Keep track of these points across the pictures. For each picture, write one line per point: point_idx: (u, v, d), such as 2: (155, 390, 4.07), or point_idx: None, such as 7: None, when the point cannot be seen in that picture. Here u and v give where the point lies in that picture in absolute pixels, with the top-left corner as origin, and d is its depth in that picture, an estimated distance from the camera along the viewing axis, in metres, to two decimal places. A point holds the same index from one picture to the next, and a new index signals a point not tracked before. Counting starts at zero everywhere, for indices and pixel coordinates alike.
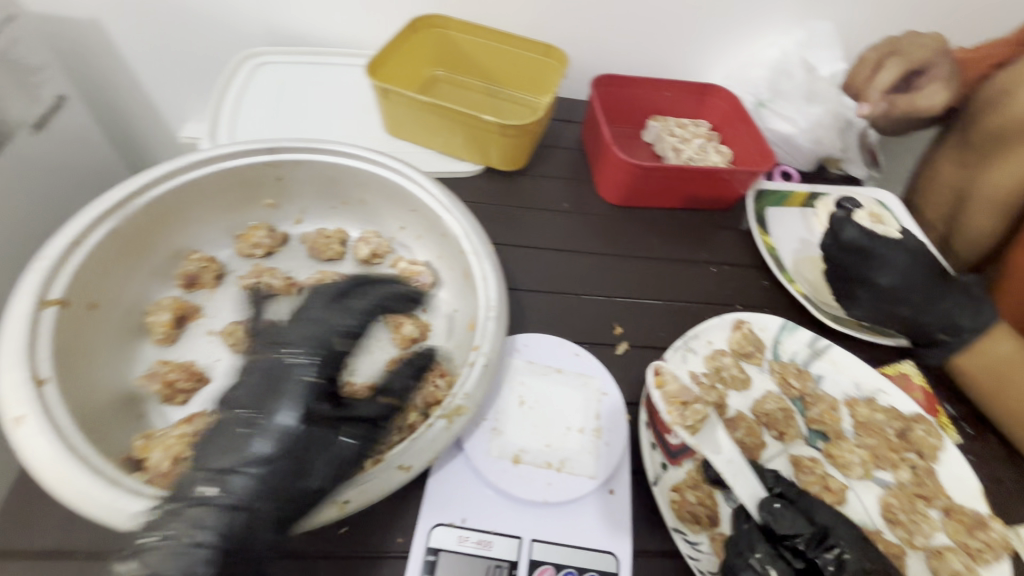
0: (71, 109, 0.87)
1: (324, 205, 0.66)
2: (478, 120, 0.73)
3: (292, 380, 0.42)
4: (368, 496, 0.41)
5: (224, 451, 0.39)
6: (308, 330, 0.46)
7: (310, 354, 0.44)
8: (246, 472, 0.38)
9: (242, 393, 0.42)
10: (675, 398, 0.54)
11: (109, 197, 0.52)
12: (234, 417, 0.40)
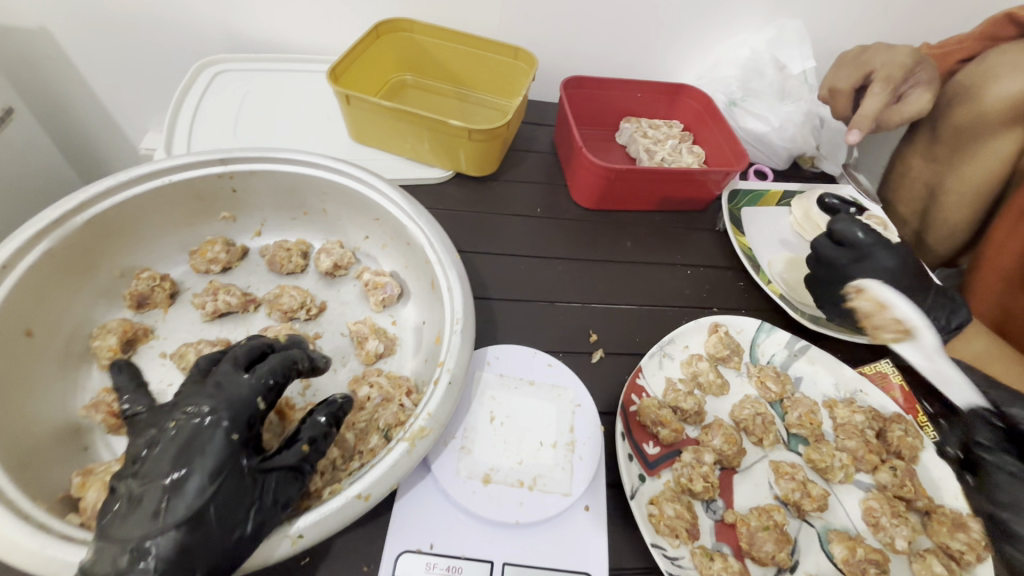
0: (20, 122, 0.83)
1: (284, 216, 0.63)
2: (445, 125, 0.71)
3: (196, 444, 0.38)
4: (331, 528, 0.38)
5: (146, 513, 0.35)
6: (217, 385, 0.42)
7: (216, 414, 0.39)
8: (179, 531, 0.34)
9: (144, 459, 0.38)
10: (716, 355, 0.64)
11: (45, 216, 0.49)
12: (136, 487, 0.36)
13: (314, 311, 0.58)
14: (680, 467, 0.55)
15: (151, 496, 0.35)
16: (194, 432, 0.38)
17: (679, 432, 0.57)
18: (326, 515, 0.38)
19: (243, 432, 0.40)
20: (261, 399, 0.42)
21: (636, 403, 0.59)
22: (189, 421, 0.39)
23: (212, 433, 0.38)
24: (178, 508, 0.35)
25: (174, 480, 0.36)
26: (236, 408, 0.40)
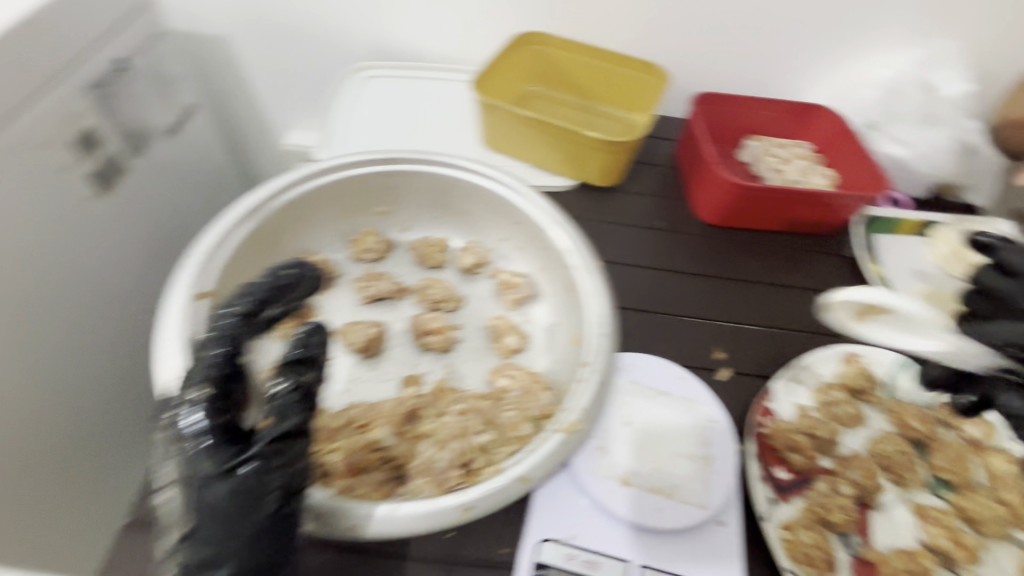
0: (198, 117, 0.95)
1: (430, 214, 0.69)
2: (580, 135, 0.74)
3: (180, 446, 0.36)
4: (405, 527, 0.40)
5: (178, 506, 0.37)
6: (184, 374, 0.38)
7: (178, 412, 0.36)
8: (198, 529, 0.36)
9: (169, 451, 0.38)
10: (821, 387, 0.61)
11: (250, 200, 0.56)
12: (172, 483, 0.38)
13: (457, 303, 0.62)
14: (814, 496, 0.53)
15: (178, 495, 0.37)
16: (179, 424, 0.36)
17: (813, 459, 0.55)
18: (397, 517, 0.40)
19: (218, 417, 0.36)
20: (207, 387, 0.36)
21: (766, 425, 0.58)
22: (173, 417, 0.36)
23: (181, 432, 0.36)
24: (201, 507, 0.35)
25: (189, 479, 0.36)
26: (198, 397, 0.36)
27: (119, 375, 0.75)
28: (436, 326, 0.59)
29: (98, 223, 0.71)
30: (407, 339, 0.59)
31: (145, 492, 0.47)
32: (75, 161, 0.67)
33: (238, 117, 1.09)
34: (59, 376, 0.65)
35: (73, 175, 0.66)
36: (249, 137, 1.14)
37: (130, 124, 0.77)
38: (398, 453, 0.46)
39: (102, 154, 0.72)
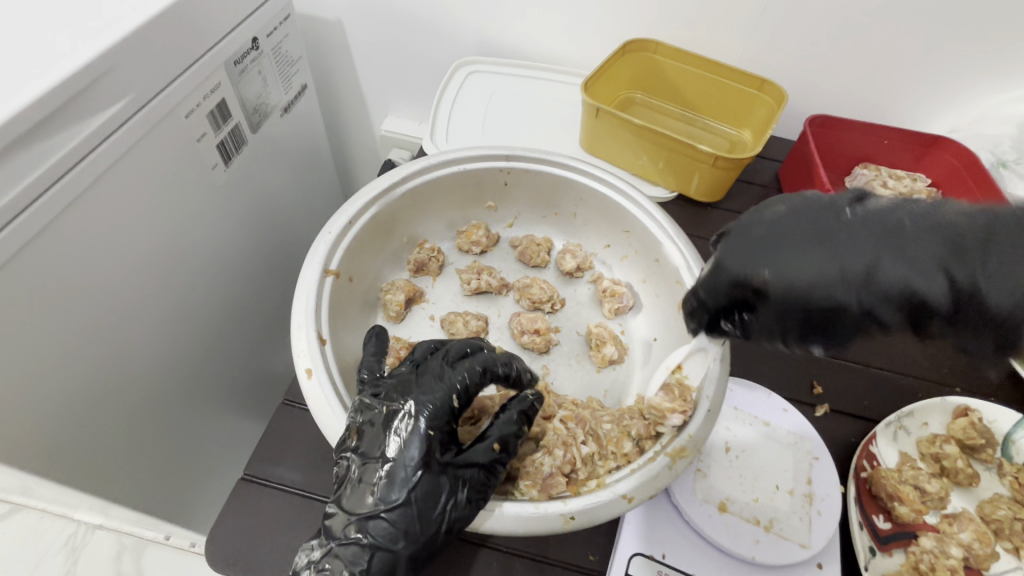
0: (307, 97, 0.99)
1: (536, 214, 0.69)
2: (688, 148, 0.72)
3: (413, 435, 0.41)
4: (512, 526, 0.41)
5: (381, 479, 0.39)
6: (429, 376, 0.44)
7: (422, 409, 0.42)
8: (399, 504, 0.39)
9: (371, 434, 0.41)
10: (930, 448, 0.57)
11: (378, 184, 0.58)
12: (362, 465, 0.40)
13: (557, 305, 0.62)
14: (919, 551, 0.50)
15: (380, 479, 0.39)
16: (415, 410, 0.42)
17: (920, 513, 0.52)
18: (502, 517, 0.41)
19: (442, 423, 0.42)
20: (455, 395, 0.44)
21: (867, 469, 0.55)
22: (404, 407, 0.42)
23: (416, 424, 0.41)
24: (406, 486, 0.39)
25: (409, 460, 0.40)
26: (443, 401, 0.43)
27: (215, 332, 0.81)
28: (539, 327, 0.59)
29: (221, 191, 0.77)
30: (508, 334, 0.60)
31: (260, 448, 0.50)
32: (210, 132, 0.72)
33: (342, 100, 1.14)
34: (172, 327, 0.71)
35: (207, 144, 0.72)
36: (350, 120, 1.18)
37: (252, 100, 0.81)
38: None
39: (230, 127, 0.77)
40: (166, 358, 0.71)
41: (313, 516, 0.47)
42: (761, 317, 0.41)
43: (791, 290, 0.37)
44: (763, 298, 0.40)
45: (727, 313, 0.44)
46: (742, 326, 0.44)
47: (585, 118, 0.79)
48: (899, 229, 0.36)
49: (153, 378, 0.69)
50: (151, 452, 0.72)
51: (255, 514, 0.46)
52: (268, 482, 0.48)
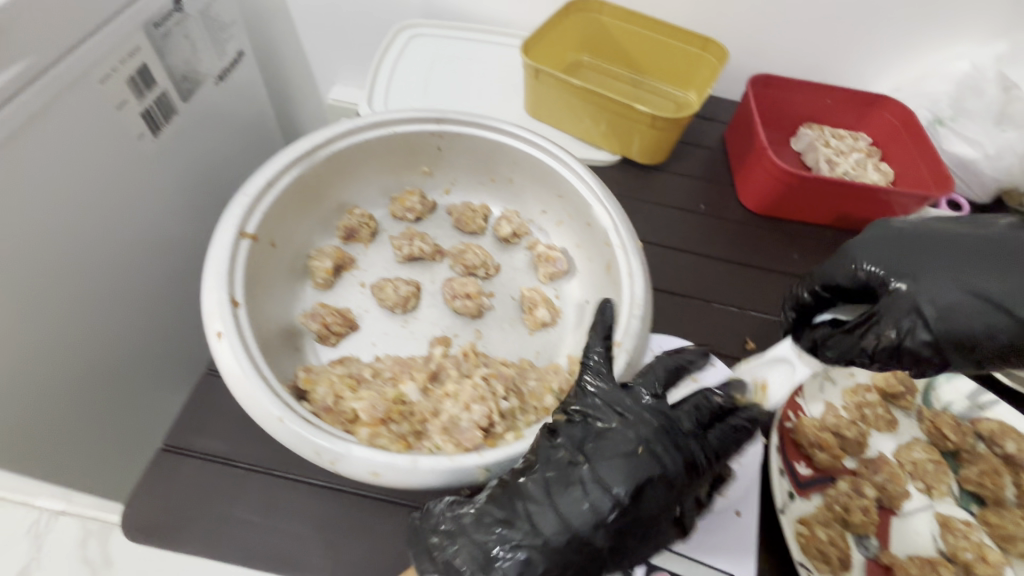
0: (245, 64, 0.95)
1: (472, 180, 0.68)
2: (628, 108, 0.71)
3: (619, 504, 0.38)
4: (425, 481, 0.40)
5: (506, 522, 0.38)
6: (609, 410, 0.42)
7: (642, 481, 0.39)
8: (543, 546, 0.37)
9: (556, 500, 0.38)
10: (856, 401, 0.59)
11: (300, 145, 0.56)
12: (547, 532, 0.37)
13: (491, 270, 0.62)
14: (835, 494, 0.52)
15: (565, 547, 0.37)
16: (621, 476, 0.39)
17: (838, 458, 0.55)
18: (416, 471, 0.39)
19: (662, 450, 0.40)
20: (649, 419, 0.42)
21: (791, 420, 0.57)
22: (607, 476, 0.39)
23: (638, 459, 0.39)
24: (545, 531, 0.37)
25: (585, 500, 0.38)
26: (657, 469, 0.39)
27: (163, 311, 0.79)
28: (470, 291, 0.58)
29: (153, 162, 0.74)
30: (441, 300, 0.60)
31: (181, 420, 0.50)
32: (132, 99, 0.68)
33: (285, 69, 1.10)
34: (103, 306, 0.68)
35: (130, 113, 0.68)
36: (295, 89, 1.14)
37: (180, 67, 0.77)
38: (421, 409, 0.45)
39: (156, 94, 0.73)
40: (105, 337, 0.69)
41: (233, 485, 0.47)
42: (920, 307, 0.40)
43: (934, 327, 0.40)
44: (943, 294, 0.40)
45: (890, 318, 0.41)
46: (918, 335, 0.41)
47: (527, 80, 0.78)
48: (1000, 253, 0.41)
49: (95, 360, 0.67)
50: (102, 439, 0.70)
51: (175, 486, 0.46)
52: (189, 452, 0.48)
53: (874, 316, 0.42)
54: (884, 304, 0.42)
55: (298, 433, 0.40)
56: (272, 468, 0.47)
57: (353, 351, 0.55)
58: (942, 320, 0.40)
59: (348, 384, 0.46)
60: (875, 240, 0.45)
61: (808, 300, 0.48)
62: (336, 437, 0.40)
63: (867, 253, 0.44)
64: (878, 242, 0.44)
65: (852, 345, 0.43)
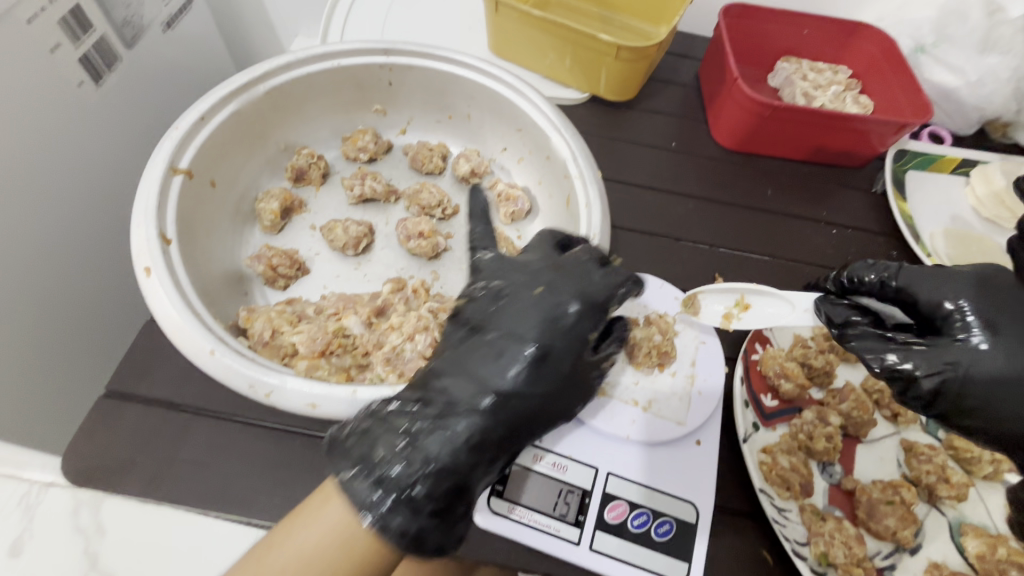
0: (197, 12, 0.88)
1: (428, 117, 0.65)
2: (593, 39, 0.67)
3: (526, 348, 0.41)
4: (363, 411, 0.39)
5: (427, 389, 0.39)
6: (504, 283, 0.45)
7: (540, 324, 0.42)
8: (464, 407, 0.38)
9: (468, 367, 0.40)
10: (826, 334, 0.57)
11: (236, 79, 0.53)
12: (473, 391, 0.39)
13: (448, 211, 0.59)
14: (799, 422, 0.51)
15: (491, 397, 0.39)
16: (515, 325, 0.42)
17: (804, 388, 0.53)
18: (356, 401, 0.39)
19: (552, 311, 0.43)
20: (540, 288, 0.44)
21: (759, 352, 0.55)
22: (518, 328, 0.42)
23: (532, 326, 0.42)
24: (462, 397, 0.39)
25: (488, 364, 0.40)
26: (552, 306, 0.43)
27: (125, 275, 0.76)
28: (424, 230, 0.56)
29: (93, 115, 0.68)
30: (395, 242, 0.57)
31: (124, 366, 0.48)
32: (67, 43, 0.63)
33: (243, 21, 1.03)
34: (54, 266, 0.65)
35: (65, 57, 0.63)
36: (255, 43, 1.08)
37: (121, 11, 0.71)
38: (364, 342, 0.46)
39: (95, 38, 0.67)
40: (55, 304, 0.66)
41: (178, 429, 0.45)
42: (968, 369, 0.37)
43: (971, 378, 0.37)
44: (1002, 372, 0.37)
45: (928, 358, 0.38)
46: (954, 380, 0.38)
47: (488, 14, 0.73)
48: None
49: (49, 326, 0.65)
50: (72, 404, 0.69)
51: (116, 431, 0.45)
52: (131, 397, 0.47)
53: (921, 346, 0.39)
54: (938, 344, 0.39)
55: (233, 367, 0.40)
56: (217, 410, 0.46)
57: (303, 293, 0.53)
58: (974, 391, 0.37)
59: (288, 319, 0.47)
60: (988, 288, 0.40)
61: (873, 283, 0.45)
62: (271, 370, 0.40)
63: (966, 292, 0.40)
64: (988, 292, 0.40)
65: (876, 347, 0.41)
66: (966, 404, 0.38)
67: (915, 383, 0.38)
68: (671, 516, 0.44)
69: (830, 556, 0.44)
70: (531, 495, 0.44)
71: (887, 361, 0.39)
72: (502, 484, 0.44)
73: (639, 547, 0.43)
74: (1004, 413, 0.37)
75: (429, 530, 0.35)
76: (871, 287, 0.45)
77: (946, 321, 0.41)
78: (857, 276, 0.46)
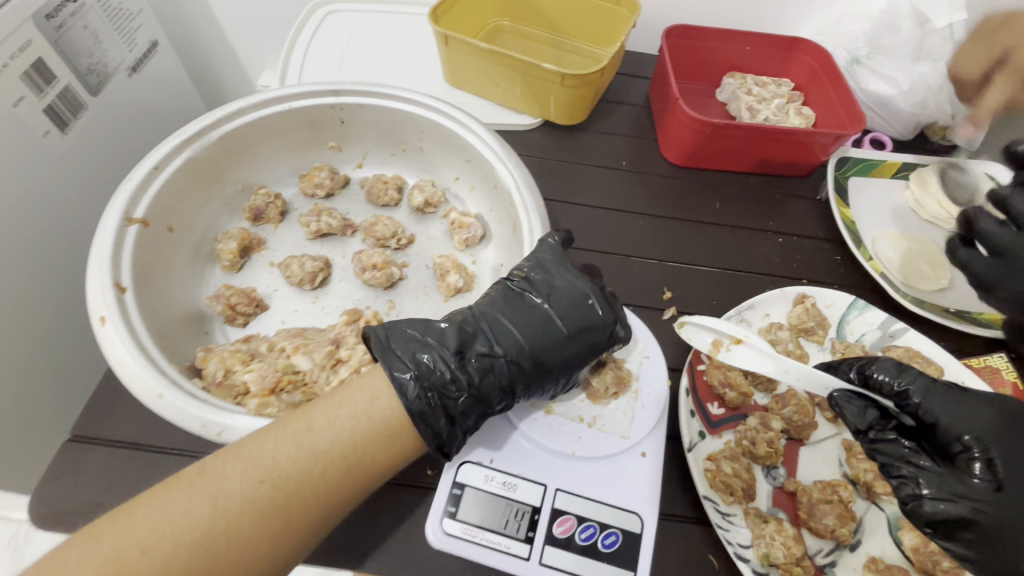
0: (162, 54, 0.90)
1: (383, 151, 0.68)
2: (537, 68, 0.70)
3: (523, 339, 0.48)
4: None
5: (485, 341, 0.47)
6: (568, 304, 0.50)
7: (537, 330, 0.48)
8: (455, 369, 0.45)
9: (493, 324, 0.48)
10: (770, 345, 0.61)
11: (189, 127, 0.56)
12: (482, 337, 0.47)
13: (403, 241, 0.62)
14: (744, 429, 0.53)
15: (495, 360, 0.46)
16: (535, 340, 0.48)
17: (747, 396, 0.55)
18: None
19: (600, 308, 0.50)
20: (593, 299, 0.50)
21: (704, 362, 0.57)
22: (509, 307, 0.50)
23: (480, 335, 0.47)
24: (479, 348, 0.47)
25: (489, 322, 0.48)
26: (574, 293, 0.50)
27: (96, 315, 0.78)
28: (377, 262, 0.58)
29: (57, 162, 0.70)
30: (352, 273, 0.60)
31: (89, 410, 0.50)
32: (31, 95, 0.65)
33: (211, 57, 1.05)
34: (24, 310, 0.67)
35: (29, 109, 0.65)
36: (223, 78, 1.10)
37: (85, 60, 0.73)
38: (314, 379, 0.48)
39: (57, 89, 0.69)
40: (27, 352, 0.67)
41: (142, 467, 0.47)
42: (980, 505, 0.42)
43: (984, 511, 0.42)
44: (1010, 514, 0.42)
45: (941, 487, 0.44)
46: (962, 505, 0.43)
47: (439, 47, 0.76)
48: None
49: (25, 369, 0.67)
50: (47, 444, 0.71)
51: (82, 473, 0.46)
52: (95, 439, 0.48)
53: (934, 469, 0.44)
54: (948, 472, 0.44)
55: (185, 409, 0.42)
56: (179, 447, 0.48)
57: (261, 329, 0.55)
58: (986, 526, 0.42)
59: (241, 358, 0.49)
60: (1000, 434, 0.45)
61: (890, 386, 0.48)
62: (219, 410, 0.42)
63: (982, 423, 0.45)
64: (1006, 427, 0.45)
65: (895, 462, 0.45)
66: (974, 535, 0.42)
67: (925, 501, 0.43)
68: (617, 528, 0.46)
69: (772, 557, 0.46)
70: (481, 513, 0.46)
71: (909, 484, 0.44)
72: (454, 505, 0.46)
73: (587, 559, 0.45)
74: (1006, 556, 0.42)
75: (452, 434, 0.43)
76: (889, 392, 0.48)
77: (962, 454, 0.45)
78: (871, 377, 0.49)
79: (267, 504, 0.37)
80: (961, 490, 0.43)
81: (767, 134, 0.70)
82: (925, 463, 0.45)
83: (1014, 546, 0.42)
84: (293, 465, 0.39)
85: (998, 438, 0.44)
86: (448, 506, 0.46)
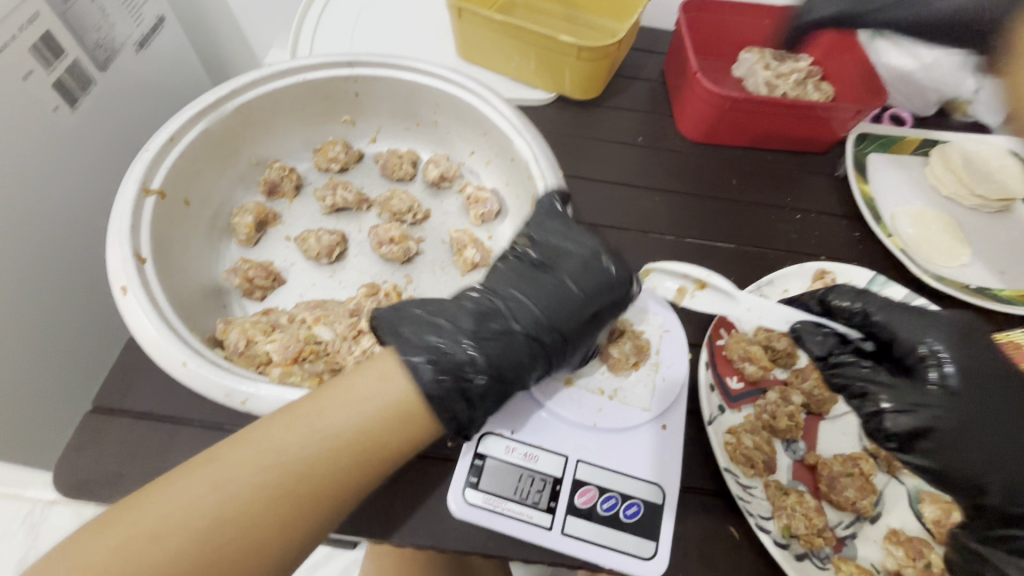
0: (168, 30, 0.89)
1: (397, 125, 0.67)
2: (553, 40, 0.68)
3: (539, 312, 0.47)
4: None
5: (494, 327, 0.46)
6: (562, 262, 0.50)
7: (550, 292, 0.48)
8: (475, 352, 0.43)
9: (510, 301, 0.48)
10: None
11: (204, 98, 0.55)
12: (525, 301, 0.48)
13: (419, 216, 0.61)
14: (764, 403, 0.53)
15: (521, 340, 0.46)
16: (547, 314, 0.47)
17: (767, 370, 0.55)
18: None
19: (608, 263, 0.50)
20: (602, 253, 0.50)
21: (723, 336, 0.56)
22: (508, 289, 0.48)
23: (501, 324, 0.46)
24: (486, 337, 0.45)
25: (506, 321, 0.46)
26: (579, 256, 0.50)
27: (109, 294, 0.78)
28: (395, 236, 0.57)
29: (67, 138, 0.69)
30: (368, 248, 0.59)
31: (109, 382, 0.50)
32: (39, 69, 0.64)
33: (216, 33, 1.04)
34: (39, 287, 0.67)
35: (38, 83, 0.64)
36: (230, 55, 1.09)
37: (93, 34, 0.72)
38: (336, 350, 0.48)
39: (67, 63, 0.68)
40: (43, 328, 0.67)
41: (163, 438, 0.47)
42: (938, 410, 0.42)
43: (940, 419, 0.42)
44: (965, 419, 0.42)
45: (899, 397, 0.44)
46: (920, 415, 0.43)
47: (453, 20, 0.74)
48: None
49: (40, 347, 0.67)
50: (70, 422, 0.72)
51: (104, 444, 0.46)
52: (116, 410, 0.48)
53: (889, 381, 0.46)
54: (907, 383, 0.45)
55: (211, 378, 0.42)
56: (199, 420, 0.48)
57: (279, 302, 0.55)
58: (942, 431, 0.42)
59: (262, 329, 0.49)
60: (959, 345, 0.45)
61: (851, 309, 0.51)
62: (243, 380, 0.43)
63: (943, 335, 0.46)
64: (959, 338, 0.46)
65: (855, 376, 0.48)
66: (936, 447, 0.42)
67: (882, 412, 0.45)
68: (638, 499, 0.46)
69: (792, 528, 0.46)
70: (503, 483, 0.46)
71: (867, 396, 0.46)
72: (476, 475, 0.47)
73: (609, 529, 0.45)
74: (967, 466, 0.42)
75: (471, 417, 0.43)
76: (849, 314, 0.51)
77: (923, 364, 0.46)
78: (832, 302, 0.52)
79: (277, 488, 0.37)
80: (915, 400, 0.44)
81: (789, 108, 0.69)
82: (883, 377, 0.46)
83: (972, 459, 0.42)
84: (303, 449, 0.38)
85: (952, 346, 0.45)
86: (470, 477, 0.46)
